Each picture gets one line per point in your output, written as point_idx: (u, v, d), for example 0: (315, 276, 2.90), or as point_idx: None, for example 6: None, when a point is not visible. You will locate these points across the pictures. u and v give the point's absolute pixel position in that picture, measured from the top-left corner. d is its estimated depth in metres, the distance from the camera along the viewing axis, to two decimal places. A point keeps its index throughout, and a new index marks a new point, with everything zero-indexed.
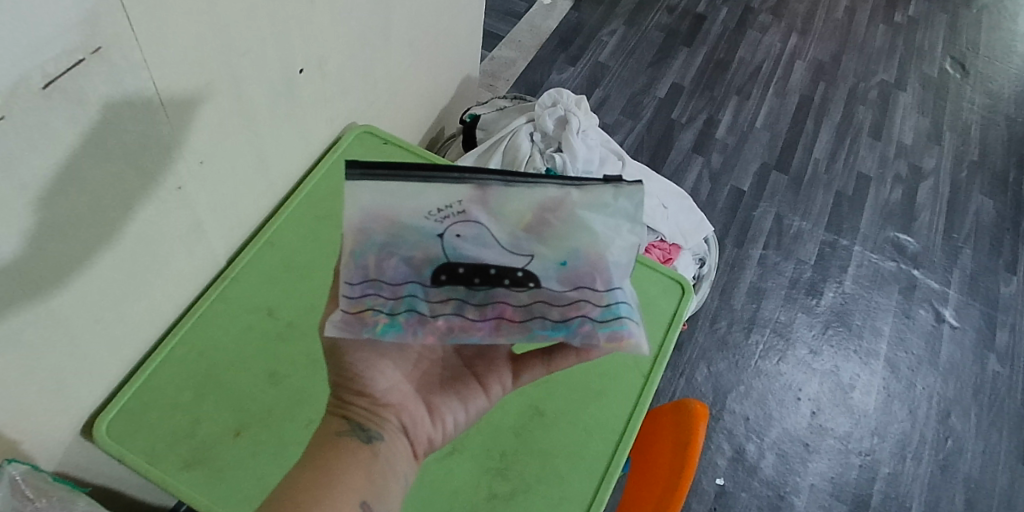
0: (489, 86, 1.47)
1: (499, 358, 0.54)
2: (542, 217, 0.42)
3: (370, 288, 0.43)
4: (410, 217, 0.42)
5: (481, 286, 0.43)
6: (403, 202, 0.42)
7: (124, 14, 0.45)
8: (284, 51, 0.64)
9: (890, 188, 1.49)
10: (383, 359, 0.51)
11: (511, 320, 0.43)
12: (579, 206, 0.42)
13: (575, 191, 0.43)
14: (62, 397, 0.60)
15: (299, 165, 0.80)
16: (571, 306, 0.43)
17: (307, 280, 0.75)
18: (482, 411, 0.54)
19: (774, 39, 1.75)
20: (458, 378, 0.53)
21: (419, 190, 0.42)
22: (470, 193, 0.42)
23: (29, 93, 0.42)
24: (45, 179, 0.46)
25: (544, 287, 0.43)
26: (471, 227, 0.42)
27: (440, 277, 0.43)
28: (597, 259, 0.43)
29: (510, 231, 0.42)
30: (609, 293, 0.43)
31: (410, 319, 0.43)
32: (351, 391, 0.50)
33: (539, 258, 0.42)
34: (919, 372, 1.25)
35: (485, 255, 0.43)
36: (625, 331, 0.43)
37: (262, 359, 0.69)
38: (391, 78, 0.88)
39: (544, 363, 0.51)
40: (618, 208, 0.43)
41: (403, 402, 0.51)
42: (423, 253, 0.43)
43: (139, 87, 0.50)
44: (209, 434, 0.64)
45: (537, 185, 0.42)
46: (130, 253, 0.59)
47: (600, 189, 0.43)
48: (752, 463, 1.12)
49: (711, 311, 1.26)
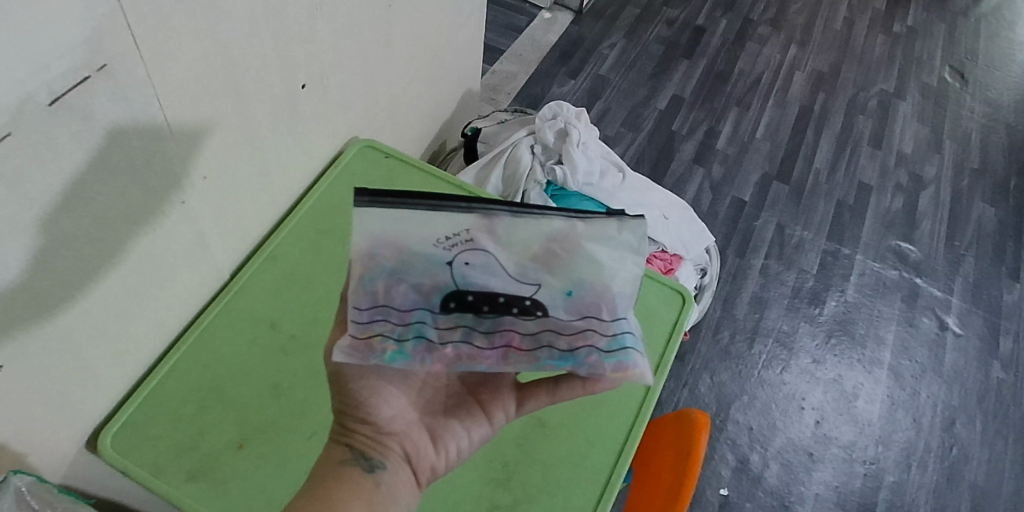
0: (491, 100, 1.49)
1: (504, 386, 0.54)
2: (549, 248, 0.44)
3: (378, 314, 0.42)
4: (419, 245, 0.43)
5: (489, 314, 0.43)
6: (415, 230, 0.43)
7: (128, 33, 0.47)
8: (287, 66, 0.65)
9: (891, 196, 1.50)
10: (388, 385, 0.50)
11: (519, 348, 0.42)
12: (584, 237, 0.44)
13: (580, 223, 0.45)
14: (68, 410, 0.61)
15: (302, 179, 0.81)
16: (577, 335, 0.43)
17: (310, 293, 0.76)
18: (485, 438, 0.55)
19: (774, 50, 1.76)
20: (462, 405, 0.54)
21: (429, 217, 0.44)
22: (478, 222, 0.44)
23: (37, 111, 0.43)
24: (51, 194, 0.47)
25: (551, 317, 0.43)
26: (479, 255, 0.43)
27: (448, 304, 0.42)
28: (603, 290, 0.43)
29: (517, 260, 0.44)
30: (614, 323, 0.43)
31: (417, 346, 0.42)
32: (354, 418, 0.50)
33: (546, 287, 0.43)
34: (923, 381, 1.25)
35: (493, 284, 0.43)
36: (630, 362, 0.42)
37: (266, 372, 0.70)
38: (392, 93, 0.89)
39: (550, 394, 0.52)
40: (621, 240, 0.45)
41: (406, 430, 0.51)
42: (432, 281, 0.43)
43: (144, 103, 0.51)
44: (212, 447, 0.65)
45: (544, 217, 0.45)
46: (135, 268, 0.60)
47: (603, 222, 0.45)
48: (756, 473, 1.12)
49: (713, 321, 1.27)
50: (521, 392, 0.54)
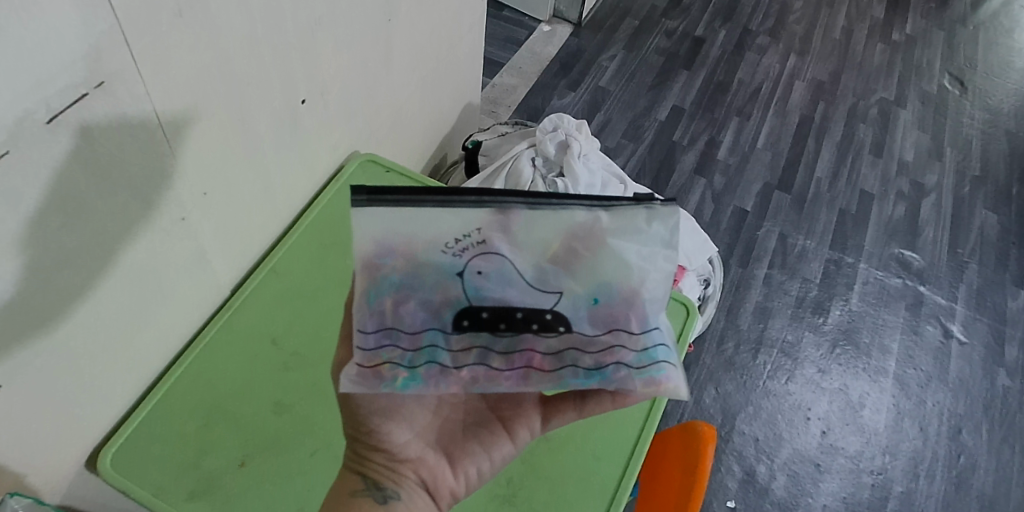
0: (491, 113, 1.49)
1: (527, 403, 0.53)
2: (569, 245, 0.41)
3: (386, 338, 0.42)
4: (427, 249, 0.41)
5: (507, 332, 0.42)
6: (422, 231, 0.41)
7: (126, 50, 0.46)
8: (287, 81, 0.65)
9: (893, 204, 1.50)
10: (400, 411, 0.49)
11: (541, 368, 0.42)
12: (609, 232, 0.41)
13: (604, 214, 0.41)
14: (67, 430, 0.60)
15: (303, 194, 0.81)
16: (605, 352, 0.42)
17: (312, 311, 0.75)
18: (507, 457, 0.54)
19: (773, 60, 1.77)
20: (482, 423, 0.53)
21: (437, 215, 0.41)
22: (491, 219, 0.41)
23: (35, 128, 0.42)
24: (50, 212, 0.47)
25: (576, 331, 0.42)
26: (494, 261, 0.41)
27: (462, 322, 0.42)
28: (632, 294, 0.42)
29: (536, 260, 0.42)
30: (646, 335, 0.42)
31: (430, 370, 0.42)
32: (365, 445, 0.49)
33: (568, 295, 0.42)
34: (929, 389, 1.25)
35: (509, 295, 0.42)
36: (663, 376, 0.42)
37: (269, 389, 0.70)
38: (393, 107, 0.89)
39: (576, 408, 0.50)
40: (651, 234, 0.41)
41: (421, 455, 0.51)
42: (443, 295, 0.42)
43: (143, 119, 0.51)
44: (213, 466, 0.65)
45: (563, 208, 0.41)
46: (135, 285, 0.59)
47: (631, 212, 0.41)
48: (763, 485, 1.11)
49: (718, 332, 1.26)
50: (545, 408, 0.53)
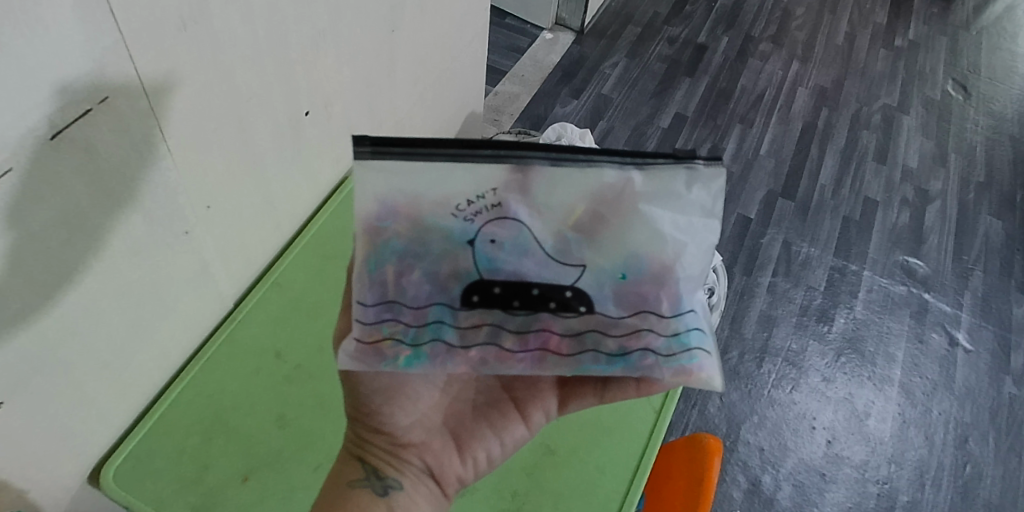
0: (494, 120, 1.49)
1: (544, 385, 0.51)
2: (595, 211, 0.40)
3: (387, 312, 0.41)
4: (434, 213, 0.39)
5: (520, 309, 0.42)
6: (430, 189, 0.39)
7: (131, 64, 0.46)
8: (290, 94, 0.65)
9: (897, 211, 1.49)
10: (404, 395, 0.49)
11: (558, 351, 0.42)
12: (641, 196, 0.39)
13: (638, 173, 0.39)
14: (69, 446, 0.59)
15: (307, 206, 0.80)
16: (630, 336, 0.42)
17: (315, 323, 0.75)
18: (519, 442, 0.53)
19: (776, 67, 1.76)
20: (494, 405, 0.52)
21: (448, 171, 0.38)
22: (507, 177, 0.39)
23: (38, 145, 0.42)
24: (52, 228, 0.46)
25: (598, 312, 0.42)
26: (509, 225, 0.40)
27: (471, 298, 0.41)
28: (664, 269, 0.41)
29: (558, 227, 0.40)
30: (678, 318, 0.42)
31: (436, 348, 0.42)
32: (367, 429, 0.50)
33: (592, 269, 0.41)
34: (935, 397, 1.24)
35: (524, 268, 0.41)
36: (695, 364, 0.42)
37: (273, 402, 0.69)
38: (396, 117, 0.89)
39: (597, 395, 0.49)
40: (689, 199, 0.40)
41: (426, 440, 0.51)
42: (450, 267, 0.41)
43: (146, 133, 0.51)
44: (216, 480, 0.64)
45: (592, 166, 0.38)
46: (138, 300, 0.59)
47: (670, 171, 0.39)
48: (768, 496, 1.11)
49: (722, 341, 1.26)
50: (562, 391, 0.51)
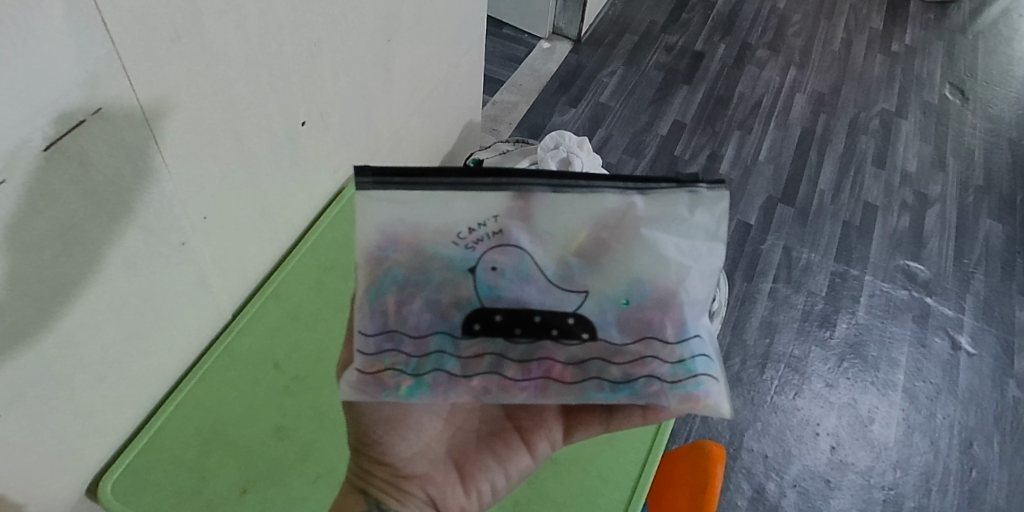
0: (492, 130, 1.50)
1: (549, 414, 0.51)
2: (597, 236, 0.39)
3: (389, 342, 0.42)
4: (433, 242, 0.39)
5: (521, 337, 0.42)
6: (429, 218, 0.38)
7: (124, 75, 0.46)
8: (286, 103, 0.65)
9: (897, 215, 1.49)
10: (408, 424, 0.49)
11: (561, 380, 0.43)
12: (644, 220, 0.39)
13: (641, 197, 0.38)
14: (67, 460, 0.59)
15: (304, 216, 0.80)
16: (634, 363, 0.42)
17: (313, 334, 0.75)
18: (524, 472, 0.53)
19: (773, 73, 1.76)
20: (497, 433, 0.52)
21: (448, 198, 0.38)
22: (508, 204, 0.38)
23: (31, 157, 0.42)
24: (46, 239, 0.46)
25: (600, 339, 0.42)
26: (509, 252, 0.39)
27: (473, 326, 0.42)
28: (669, 294, 0.41)
29: (560, 253, 0.39)
30: (683, 344, 0.42)
31: (438, 377, 0.42)
32: (370, 459, 0.49)
33: (595, 296, 0.41)
34: (939, 402, 1.23)
35: (526, 294, 0.41)
36: (701, 391, 0.42)
37: (271, 413, 0.69)
38: (393, 128, 0.89)
39: (603, 423, 0.49)
40: (695, 224, 0.39)
41: (429, 471, 0.50)
42: (451, 295, 0.41)
43: (140, 144, 0.51)
44: (215, 493, 0.64)
45: (593, 191, 0.38)
46: (134, 311, 0.58)
47: (673, 195, 0.38)
48: (773, 502, 1.10)
49: (724, 347, 1.25)
50: (567, 419, 0.51)
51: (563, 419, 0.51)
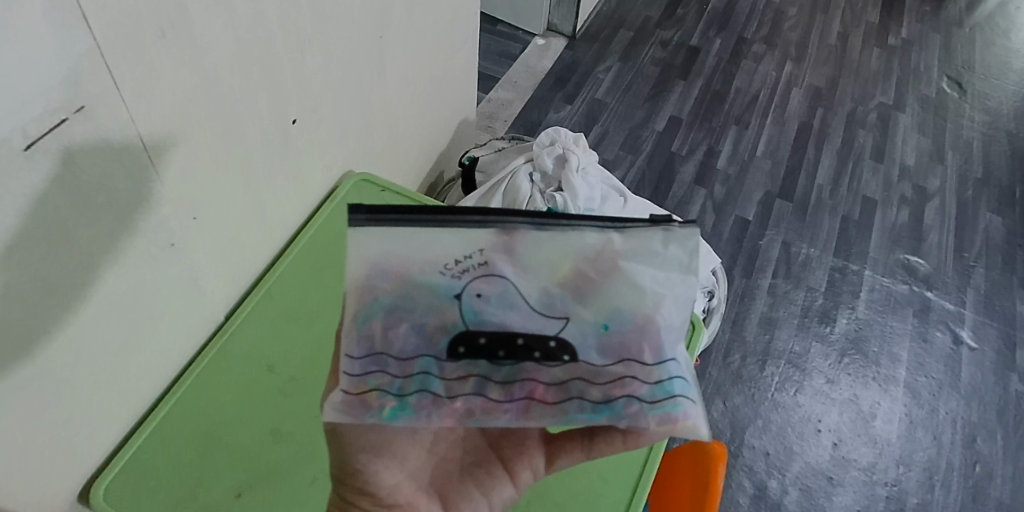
0: (488, 128, 1.49)
1: (530, 441, 0.51)
2: (581, 270, 0.39)
3: (375, 364, 0.40)
4: (423, 271, 0.39)
5: (505, 359, 0.40)
6: (418, 251, 0.39)
7: (107, 72, 0.45)
8: (276, 100, 0.64)
9: (896, 209, 1.48)
10: (393, 450, 0.47)
11: (543, 400, 0.40)
12: (623, 254, 0.39)
13: (617, 235, 0.40)
14: (56, 467, 0.58)
15: (298, 214, 0.79)
16: (614, 383, 0.40)
17: (306, 335, 0.74)
18: (507, 503, 0.52)
19: (770, 67, 1.76)
20: (480, 463, 0.51)
21: (438, 234, 0.39)
22: (494, 239, 0.39)
23: (12, 156, 0.41)
24: (31, 242, 0.45)
25: (581, 360, 0.40)
26: (495, 283, 0.39)
27: (457, 349, 0.39)
28: (646, 321, 0.40)
29: (543, 284, 0.39)
30: (660, 366, 0.40)
31: (422, 400, 0.40)
32: (352, 488, 0.47)
33: (576, 321, 0.39)
34: (941, 397, 1.22)
35: (511, 320, 0.39)
36: (679, 412, 0.39)
37: (266, 416, 0.68)
38: (387, 125, 0.88)
39: (584, 450, 0.49)
40: (669, 257, 0.40)
41: (411, 500, 0.48)
42: (439, 319, 0.39)
43: (127, 142, 0.49)
44: (209, 497, 0.62)
45: (574, 230, 0.39)
46: (124, 313, 0.57)
47: (646, 234, 0.40)
48: (775, 501, 1.09)
49: (724, 344, 1.24)
50: (548, 447, 0.51)
51: (544, 447, 0.51)
